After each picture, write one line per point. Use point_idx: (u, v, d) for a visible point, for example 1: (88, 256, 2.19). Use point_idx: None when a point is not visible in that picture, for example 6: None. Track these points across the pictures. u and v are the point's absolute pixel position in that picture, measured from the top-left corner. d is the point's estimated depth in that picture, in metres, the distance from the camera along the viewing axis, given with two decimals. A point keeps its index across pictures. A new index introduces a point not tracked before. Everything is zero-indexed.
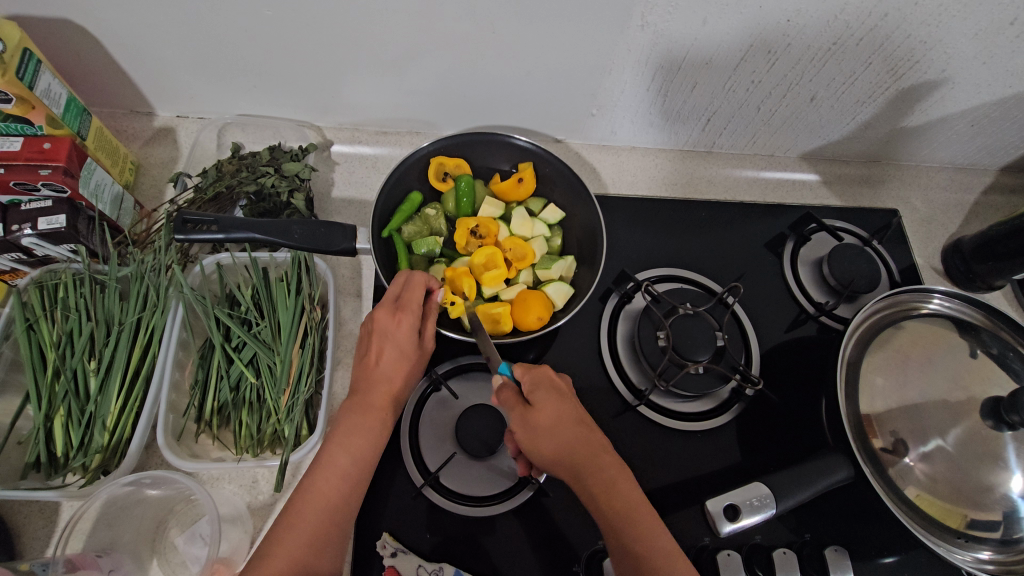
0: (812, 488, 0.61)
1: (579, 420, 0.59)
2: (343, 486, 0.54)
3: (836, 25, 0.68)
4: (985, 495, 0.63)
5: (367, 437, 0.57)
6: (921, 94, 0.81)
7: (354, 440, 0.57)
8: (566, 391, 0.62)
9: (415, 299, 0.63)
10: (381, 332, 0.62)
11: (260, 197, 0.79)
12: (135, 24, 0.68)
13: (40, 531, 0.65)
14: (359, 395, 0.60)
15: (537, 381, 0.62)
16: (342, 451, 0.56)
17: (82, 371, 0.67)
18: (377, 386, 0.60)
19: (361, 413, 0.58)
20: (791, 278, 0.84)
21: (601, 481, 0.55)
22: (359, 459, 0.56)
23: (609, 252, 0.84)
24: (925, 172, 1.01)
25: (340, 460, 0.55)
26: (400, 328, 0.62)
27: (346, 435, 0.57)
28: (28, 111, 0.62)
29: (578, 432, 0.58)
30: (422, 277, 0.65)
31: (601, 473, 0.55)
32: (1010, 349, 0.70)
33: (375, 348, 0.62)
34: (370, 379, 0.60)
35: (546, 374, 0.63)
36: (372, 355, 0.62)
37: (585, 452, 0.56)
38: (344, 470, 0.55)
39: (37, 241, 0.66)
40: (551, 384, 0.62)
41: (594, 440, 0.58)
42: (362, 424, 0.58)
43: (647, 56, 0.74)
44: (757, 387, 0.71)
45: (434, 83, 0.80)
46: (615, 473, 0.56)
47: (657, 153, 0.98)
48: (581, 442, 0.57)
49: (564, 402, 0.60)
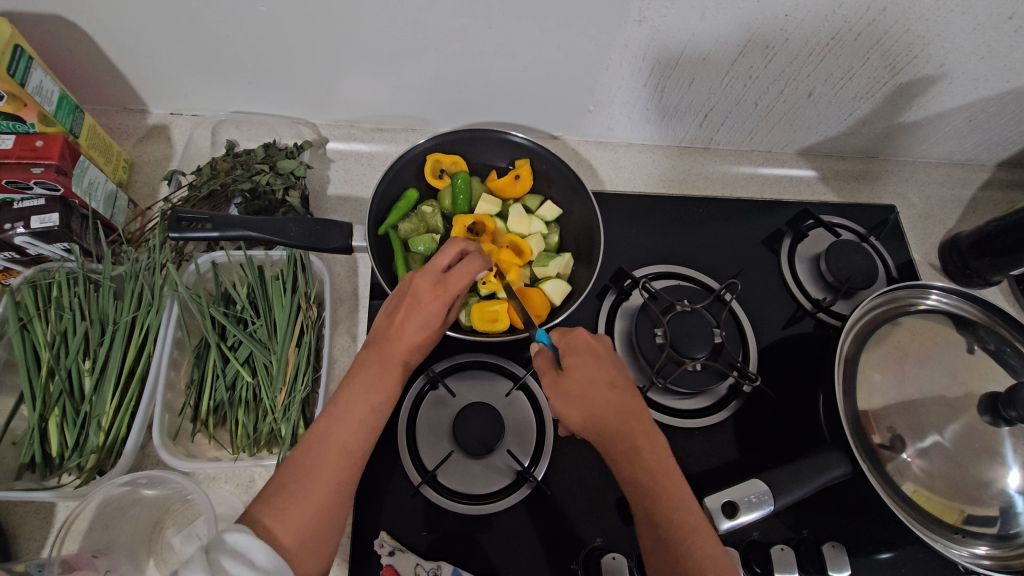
0: (810, 484, 0.61)
1: (613, 385, 0.58)
2: (361, 434, 0.55)
3: (833, 20, 0.68)
4: (983, 491, 0.63)
5: (386, 391, 0.57)
6: (920, 89, 0.81)
7: (375, 393, 0.57)
8: (605, 357, 0.61)
9: (461, 275, 0.60)
10: (416, 298, 0.60)
11: (255, 194, 0.78)
12: (128, 20, 0.67)
13: (36, 531, 0.65)
14: (381, 351, 0.59)
15: (575, 346, 0.62)
16: (363, 403, 0.56)
17: (76, 370, 0.66)
18: (397, 346, 0.59)
19: (380, 367, 0.58)
20: (789, 274, 0.84)
21: (624, 445, 0.55)
22: (377, 414, 0.56)
23: (607, 249, 0.83)
24: (922, 168, 1.01)
25: (358, 410, 0.55)
26: (435, 300, 0.60)
27: (365, 386, 0.57)
28: (21, 108, 0.62)
29: (611, 396, 0.58)
30: (477, 261, 0.61)
31: (626, 438, 0.55)
32: (1007, 344, 0.70)
33: (403, 312, 0.60)
34: (394, 338, 0.59)
35: (583, 339, 0.62)
36: (398, 318, 0.60)
37: (610, 415, 0.56)
38: (365, 421, 0.55)
39: (30, 240, 0.65)
40: (589, 348, 0.61)
41: (625, 405, 0.57)
42: (382, 378, 0.58)
43: (646, 52, 0.74)
44: (754, 383, 0.71)
45: (430, 78, 0.80)
46: (642, 439, 0.55)
47: (655, 149, 0.97)
48: (611, 406, 0.57)
49: (600, 367, 0.60)
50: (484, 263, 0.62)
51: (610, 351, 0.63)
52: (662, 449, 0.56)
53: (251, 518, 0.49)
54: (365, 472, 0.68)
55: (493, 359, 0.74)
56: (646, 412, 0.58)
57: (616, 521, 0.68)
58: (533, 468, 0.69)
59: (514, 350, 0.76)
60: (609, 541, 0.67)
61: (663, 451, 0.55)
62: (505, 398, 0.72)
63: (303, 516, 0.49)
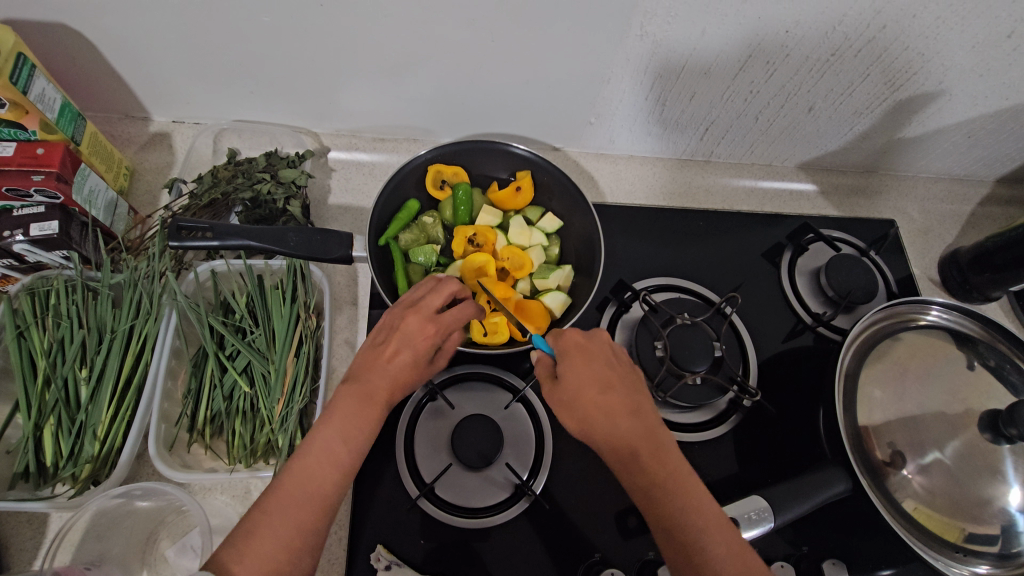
0: (810, 501, 0.61)
1: (605, 387, 0.58)
2: (334, 471, 0.53)
3: (834, 37, 0.68)
4: (984, 509, 0.63)
5: (364, 429, 0.55)
6: (919, 106, 0.81)
7: (353, 430, 0.55)
8: (599, 358, 0.60)
9: (455, 319, 0.62)
10: (406, 332, 0.60)
11: (256, 204, 0.78)
12: (131, 29, 0.68)
13: (29, 542, 0.64)
14: (365, 382, 0.58)
15: (568, 348, 0.61)
16: (340, 440, 0.54)
17: (73, 379, 0.66)
18: (382, 381, 0.58)
19: (361, 405, 0.56)
20: (789, 289, 0.83)
21: (624, 451, 0.55)
22: (354, 451, 0.54)
23: (607, 261, 0.83)
24: (921, 183, 1.01)
25: (335, 447, 0.53)
26: (426, 336, 0.60)
27: (343, 421, 0.55)
28: (23, 116, 0.62)
29: (599, 401, 0.57)
30: (472, 307, 0.63)
31: (624, 444, 0.55)
32: (1007, 361, 0.70)
33: (393, 346, 0.59)
34: (378, 371, 0.58)
35: (575, 338, 0.62)
36: (387, 353, 0.59)
37: (605, 421, 0.56)
38: (338, 458, 0.53)
39: (29, 248, 0.64)
40: (580, 349, 0.61)
41: (616, 408, 0.57)
42: (361, 415, 0.56)
43: (647, 65, 0.74)
44: (755, 399, 0.71)
45: (433, 91, 0.80)
46: (640, 443, 0.55)
47: (655, 161, 0.98)
48: (604, 410, 0.56)
49: (593, 368, 0.59)
50: (477, 312, 0.64)
51: (604, 348, 0.62)
52: (663, 451, 0.55)
53: (217, 558, 0.47)
54: (363, 484, 0.67)
55: (491, 371, 0.74)
56: (644, 411, 0.58)
57: (615, 535, 0.67)
58: (532, 480, 0.68)
59: (513, 362, 0.76)
60: (608, 556, 0.66)
61: (665, 450, 0.55)
62: (504, 410, 0.71)
63: (273, 555, 0.48)
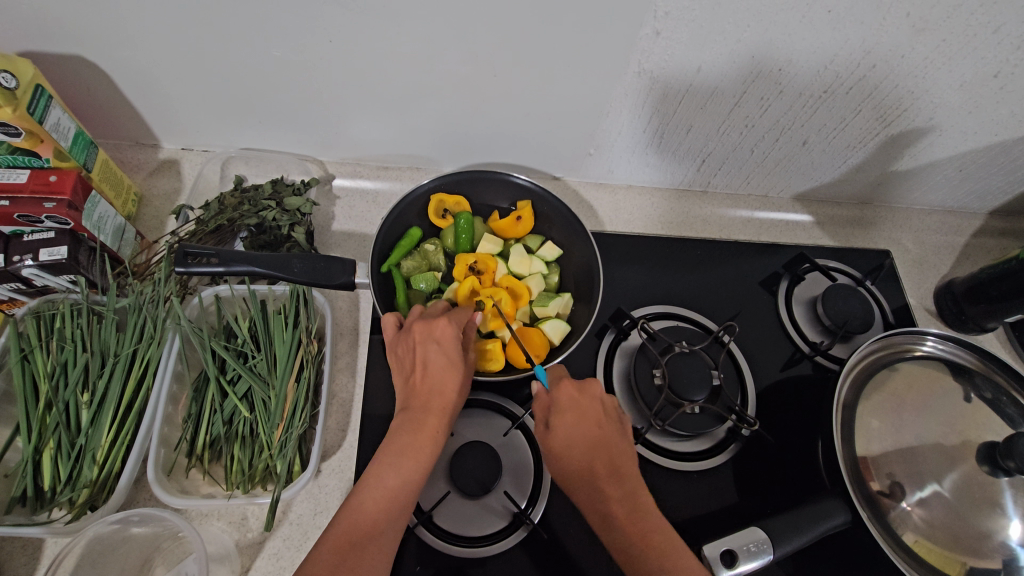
0: (809, 532, 0.61)
1: (591, 444, 0.59)
2: (388, 507, 0.54)
3: (826, 75, 0.70)
4: (983, 542, 0.62)
5: (418, 458, 0.57)
6: (910, 140, 0.83)
7: (406, 462, 0.56)
8: (589, 414, 0.61)
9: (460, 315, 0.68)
10: (426, 342, 0.63)
11: (261, 229, 0.80)
12: (146, 61, 0.70)
13: (23, 567, 0.64)
14: (412, 413, 0.60)
15: (560, 401, 0.62)
16: (393, 475, 0.55)
17: (73, 403, 0.66)
18: (430, 400, 0.61)
19: (413, 435, 0.58)
20: (786, 318, 0.84)
21: (600, 511, 0.57)
22: (408, 484, 0.55)
23: (606, 289, 0.84)
24: (915, 215, 1.03)
25: (389, 483, 0.55)
26: (445, 333, 0.63)
27: (398, 456, 0.57)
28: (37, 144, 0.64)
29: (582, 457, 0.59)
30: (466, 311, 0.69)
31: (601, 503, 0.57)
32: (1003, 393, 0.70)
33: (422, 357, 0.63)
34: (422, 392, 0.61)
35: (569, 393, 0.62)
36: (421, 369, 0.62)
37: (585, 481, 0.58)
38: (390, 493, 0.55)
39: (37, 271, 0.66)
40: (573, 405, 0.62)
41: (598, 466, 0.58)
42: (413, 446, 0.57)
43: (645, 99, 0.76)
44: (753, 428, 0.70)
45: (437, 121, 0.82)
46: (617, 504, 0.56)
47: (654, 191, 0.99)
48: (585, 471, 0.59)
49: (581, 425, 0.61)
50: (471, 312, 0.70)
51: (595, 402, 0.63)
52: (643, 511, 0.56)
53: None
54: None
55: (490, 398, 0.74)
56: (625, 472, 0.59)
57: (612, 565, 0.67)
58: (530, 509, 0.68)
59: (511, 390, 0.76)
60: None
61: (641, 512, 0.56)
62: (502, 437, 0.71)
63: None
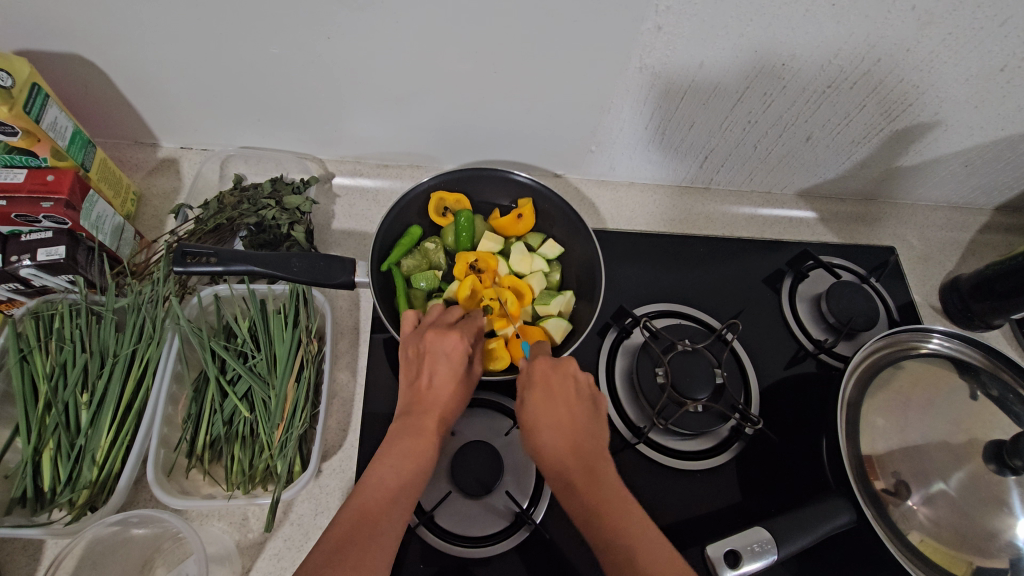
0: (814, 532, 0.61)
1: (560, 422, 0.60)
2: (391, 507, 0.54)
3: (831, 69, 0.69)
4: (990, 542, 0.62)
5: (418, 461, 0.57)
6: (915, 135, 0.82)
7: (407, 465, 0.57)
8: (559, 392, 0.62)
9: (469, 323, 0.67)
10: (435, 352, 0.62)
11: (261, 228, 0.79)
12: (143, 59, 0.69)
13: (23, 569, 0.64)
14: (412, 417, 0.60)
15: (533, 379, 0.63)
16: (393, 476, 0.56)
17: (73, 403, 0.66)
18: (430, 407, 0.61)
19: (412, 439, 0.58)
20: (790, 315, 0.84)
21: (564, 485, 0.57)
22: (408, 485, 0.56)
23: (608, 287, 0.84)
24: (920, 211, 1.02)
25: (389, 483, 0.55)
26: (455, 346, 0.62)
27: (397, 458, 0.57)
28: (34, 143, 0.63)
29: (552, 432, 0.59)
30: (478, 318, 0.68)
31: (565, 477, 0.57)
32: (1010, 391, 0.70)
33: (429, 367, 0.62)
34: (424, 399, 0.61)
35: (541, 371, 0.63)
36: (425, 378, 0.62)
37: (552, 457, 0.58)
38: (392, 495, 0.55)
39: (36, 272, 0.66)
40: (545, 383, 0.62)
41: (566, 442, 0.58)
42: (413, 448, 0.58)
43: (647, 94, 0.75)
44: (757, 427, 0.70)
45: (437, 118, 0.82)
46: (580, 479, 0.56)
47: (655, 188, 0.99)
48: (554, 449, 0.58)
49: (550, 404, 0.61)
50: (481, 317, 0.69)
51: (567, 381, 0.63)
52: (608, 486, 0.55)
53: None
54: None
55: (491, 397, 0.74)
56: (593, 450, 0.58)
57: None
58: (532, 509, 0.68)
59: (513, 389, 0.75)
60: None
61: (605, 488, 0.55)
62: (504, 436, 0.71)
63: None
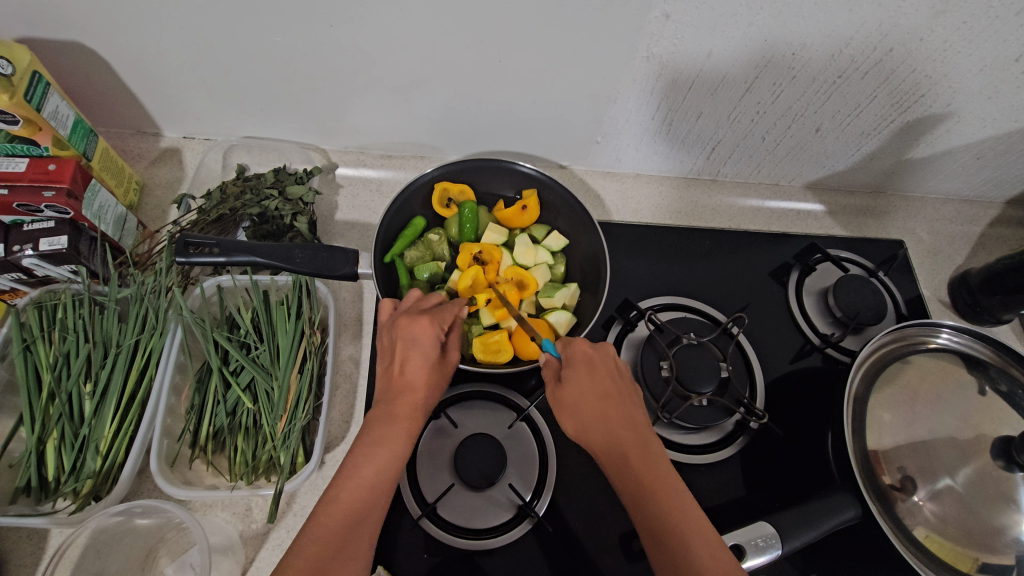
0: (818, 528, 0.60)
1: (605, 397, 0.59)
2: (372, 497, 0.54)
3: (841, 59, 0.68)
4: (996, 538, 0.61)
5: (396, 446, 0.57)
6: (926, 127, 0.81)
7: (383, 449, 0.56)
8: (601, 370, 0.61)
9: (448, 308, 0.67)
10: (405, 336, 0.62)
11: (263, 219, 0.79)
12: (143, 47, 0.68)
13: (28, 557, 0.64)
14: (387, 403, 0.60)
15: (574, 359, 0.63)
16: (371, 460, 0.55)
17: (76, 393, 0.66)
18: (403, 393, 0.60)
19: (388, 423, 0.58)
20: (797, 309, 0.83)
21: (614, 455, 0.56)
22: (385, 471, 0.55)
23: (613, 280, 0.83)
24: (931, 204, 1.01)
25: (366, 471, 0.55)
26: (424, 330, 0.63)
27: (373, 444, 0.56)
28: (36, 132, 0.63)
29: (597, 406, 0.59)
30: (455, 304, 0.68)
31: (614, 448, 0.56)
32: (1020, 386, 0.68)
33: (401, 353, 0.62)
34: (398, 384, 0.61)
35: (582, 351, 0.63)
36: (398, 362, 0.62)
37: (599, 429, 0.58)
38: (369, 482, 0.54)
39: (38, 262, 0.66)
40: (585, 361, 0.62)
41: (612, 416, 0.58)
42: (390, 432, 0.57)
43: (653, 85, 0.74)
44: (762, 421, 0.69)
45: (440, 107, 0.81)
46: (632, 451, 0.55)
47: (661, 180, 0.98)
48: (600, 423, 0.58)
49: (593, 381, 0.60)
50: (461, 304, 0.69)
51: (609, 362, 0.63)
52: (654, 457, 0.55)
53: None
54: None
55: (495, 390, 0.73)
56: (640, 424, 0.58)
57: (618, 557, 0.66)
58: (535, 502, 0.67)
59: (517, 382, 0.75)
60: None
61: (653, 460, 0.55)
62: (507, 429, 0.70)
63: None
